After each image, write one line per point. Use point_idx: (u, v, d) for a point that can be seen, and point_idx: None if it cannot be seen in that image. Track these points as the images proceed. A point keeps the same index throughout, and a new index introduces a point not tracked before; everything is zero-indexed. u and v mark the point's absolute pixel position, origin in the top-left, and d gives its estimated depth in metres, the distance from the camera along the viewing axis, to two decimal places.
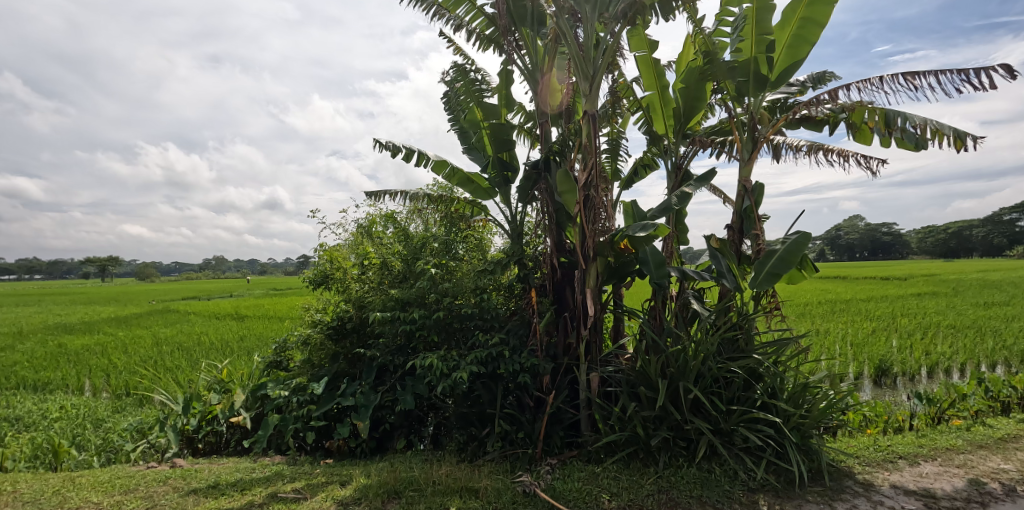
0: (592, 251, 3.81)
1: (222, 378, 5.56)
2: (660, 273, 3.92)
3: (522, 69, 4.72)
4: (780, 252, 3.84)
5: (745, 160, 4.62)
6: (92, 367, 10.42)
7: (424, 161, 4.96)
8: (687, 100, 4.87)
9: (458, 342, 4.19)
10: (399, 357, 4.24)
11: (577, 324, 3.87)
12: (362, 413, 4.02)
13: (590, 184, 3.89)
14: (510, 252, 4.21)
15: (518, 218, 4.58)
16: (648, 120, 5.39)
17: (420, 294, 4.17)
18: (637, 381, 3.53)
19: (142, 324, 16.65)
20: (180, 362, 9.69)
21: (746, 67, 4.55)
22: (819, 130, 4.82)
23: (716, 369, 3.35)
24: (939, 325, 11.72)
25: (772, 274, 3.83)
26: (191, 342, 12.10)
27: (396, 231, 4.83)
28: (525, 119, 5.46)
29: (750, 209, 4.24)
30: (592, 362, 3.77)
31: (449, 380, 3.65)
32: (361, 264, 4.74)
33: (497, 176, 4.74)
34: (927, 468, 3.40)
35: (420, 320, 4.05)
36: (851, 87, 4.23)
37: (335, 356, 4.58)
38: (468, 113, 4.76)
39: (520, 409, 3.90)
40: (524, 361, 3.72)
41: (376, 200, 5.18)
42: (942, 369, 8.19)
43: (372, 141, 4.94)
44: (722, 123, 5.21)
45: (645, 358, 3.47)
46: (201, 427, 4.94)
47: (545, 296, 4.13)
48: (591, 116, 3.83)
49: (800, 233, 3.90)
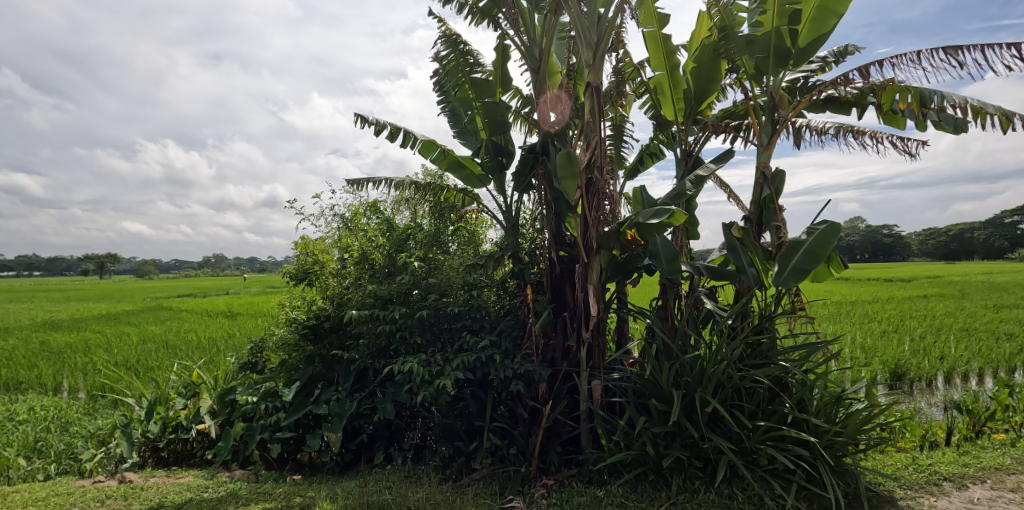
0: (595, 243, 3.38)
1: (191, 380, 5.10)
2: (672, 269, 3.45)
3: (518, 45, 4.29)
4: (808, 244, 3.43)
5: (764, 146, 4.24)
6: (72, 366, 9.94)
7: (410, 144, 4.54)
8: (700, 82, 4.49)
9: (445, 344, 3.76)
10: (378, 360, 3.82)
11: (578, 326, 3.43)
12: (335, 424, 3.59)
13: (593, 166, 3.44)
14: (504, 245, 3.76)
15: (513, 209, 4.15)
16: (656, 103, 4.94)
17: (403, 290, 3.75)
18: (647, 391, 3.05)
19: (130, 322, 16.15)
20: (160, 361, 9.22)
21: (766, 41, 4.16)
22: (845, 113, 4.39)
23: (739, 379, 2.90)
24: (950, 328, 11.30)
25: (800, 269, 3.38)
26: (176, 341, 11.63)
27: (379, 222, 4.38)
28: (522, 104, 5.02)
29: (771, 198, 3.86)
30: (594, 369, 3.33)
31: (432, 388, 3.22)
32: (341, 255, 4.34)
33: (491, 161, 4.32)
34: (977, 492, 3.00)
35: (402, 319, 3.62)
36: (884, 63, 3.85)
37: (310, 358, 4.12)
38: (460, 92, 4.29)
39: (512, 421, 3.42)
40: (517, 367, 3.28)
41: (358, 187, 4.73)
42: (959, 374, 7.79)
43: (353, 117, 4.50)
44: (736, 106, 4.80)
45: (655, 364, 3.01)
46: (163, 435, 4.50)
47: (542, 294, 3.73)
48: (594, 88, 3.35)
49: (829, 223, 3.49)
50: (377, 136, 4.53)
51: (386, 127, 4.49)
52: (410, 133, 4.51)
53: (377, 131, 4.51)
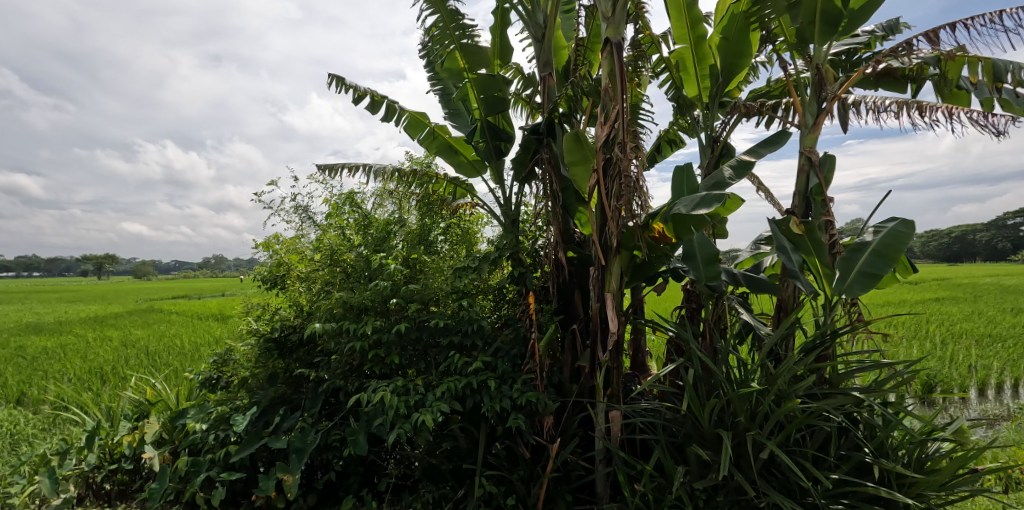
0: (615, 240, 2.70)
1: (144, 397, 4.43)
2: (710, 273, 2.81)
3: (519, 11, 3.57)
4: (875, 245, 2.86)
5: (808, 127, 3.57)
6: (41, 374, 9.20)
7: (394, 118, 3.89)
8: (727, 61, 3.91)
9: (430, 363, 3.12)
10: (352, 381, 3.18)
11: (592, 343, 2.81)
12: (294, 463, 2.93)
13: (612, 144, 2.75)
14: (502, 244, 3.15)
15: (513, 201, 3.51)
16: (678, 81, 4.30)
17: (378, 298, 3.11)
18: (681, 431, 2.39)
19: (115, 326, 15.39)
20: (129, 370, 8.50)
21: (813, 2, 3.47)
22: (900, 90, 3.79)
23: (803, 416, 2.25)
24: (973, 334, 10.57)
25: (869, 274, 2.75)
26: (153, 346, 10.92)
27: (355, 217, 3.72)
28: (523, 85, 4.39)
29: (820, 189, 3.23)
30: (613, 399, 2.66)
31: (408, 424, 2.57)
32: (311, 254, 3.70)
33: (486, 145, 3.67)
34: None
35: (376, 334, 2.96)
36: (958, 26, 3.22)
37: (273, 378, 3.49)
38: (447, 61, 3.57)
39: (511, 462, 2.77)
40: (517, 396, 2.62)
41: (333, 175, 4.10)
42: (994, 385, 7.07)
43: (327, 77, 3.94)
44: (771, 85, 4.21)
45: (693, 396, 2.35)
46: (102, 466, 3.87)
47: (548, 303, 3.13)
48: (614, 45, 2.70)
49: (899, 221, 2.93)
50: (356, 106, 3.90)
51: (368, 94, 3.87)
52: (394, 105, 3.86)
53: (357, 99, 3.88)
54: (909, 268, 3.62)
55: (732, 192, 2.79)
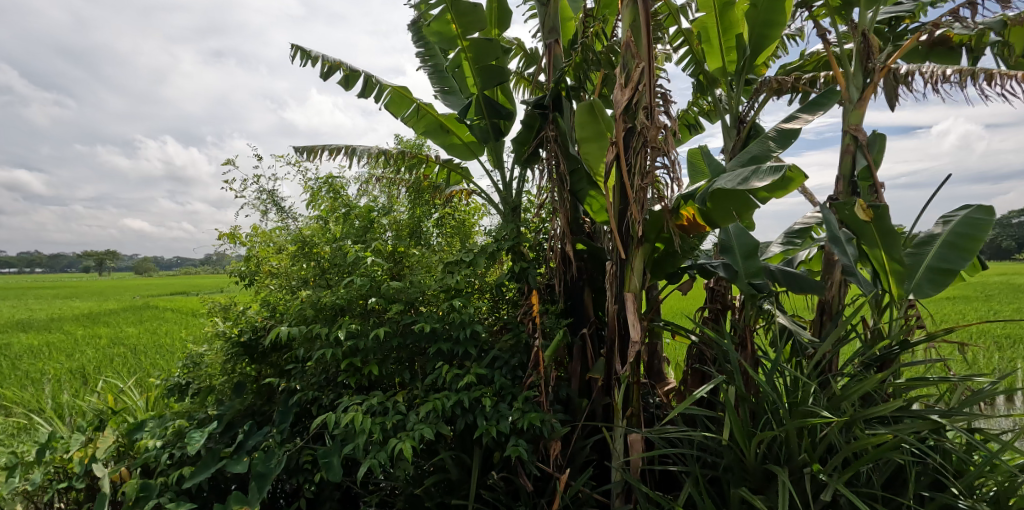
0: (638, 228, 2.25)
1: (104, 404, 3.97)
2: (751, 267, 2.47)
3: None
4: (946, 237, 2.44)
5: (853, 104, 3.10)
6: (23, 374, 8.67)
7: (374, 94, 3.43)
8: (754, 32, 3.42)
9: (417, 374, 2.68)
10: (327, 393, 2.74)
11: (608, 352, 2.36)
12: (253, 492, 2.47)
13: (635, 110, 2.29)
14: (500, 236, 2.71)
15: (514, 188, 3.05)
16: (698, 56, 3.85)
17: (355, 296, 2.67)
18: (721, 463, 1.96)
19: (108, 322, 14.92)
20: (105, 371, 8.01)
21: None
22: (954, 61, 3.34)
23: (874, 448, 1.82)
24: (996, 335, 10.06)
25: (941, 270, 2.35)
26: (140, 344, 10.49)
27: (331, 206, 3.24)
28: (524, 62, 3.93)
29: (870, 172, 2.79)
30: (633, 419, 2.22)
31: (383, 452, 2.11)
32: (284, 246, 3.24)
33: (482, 122, 3.19)
34: None
35: (352, 340, 2.52)
36: None
37: (239, 388, 3.05)
38: (436, 22, 3.06)
39: (510, 492, 2.32)
40: (517, 418, 2.18)
41: (311, 158, 3.65)
42: None
43: (289, 50, 3.46)
44: (803, 60, 3.84)
45: (735, 424, 1.91)
46: (50, 485, 3.42)
47: (555, 303, 2.70)
48: None
49: (974, 208, 2.47)
50: (326, 81, 3.45)
51: (339, 69, 3.41)
52: (372, 79, 3.40)
53: (327, 74, 3.43)
54: (974, 264, 3.14)
55: (795, 165, 2.30)
